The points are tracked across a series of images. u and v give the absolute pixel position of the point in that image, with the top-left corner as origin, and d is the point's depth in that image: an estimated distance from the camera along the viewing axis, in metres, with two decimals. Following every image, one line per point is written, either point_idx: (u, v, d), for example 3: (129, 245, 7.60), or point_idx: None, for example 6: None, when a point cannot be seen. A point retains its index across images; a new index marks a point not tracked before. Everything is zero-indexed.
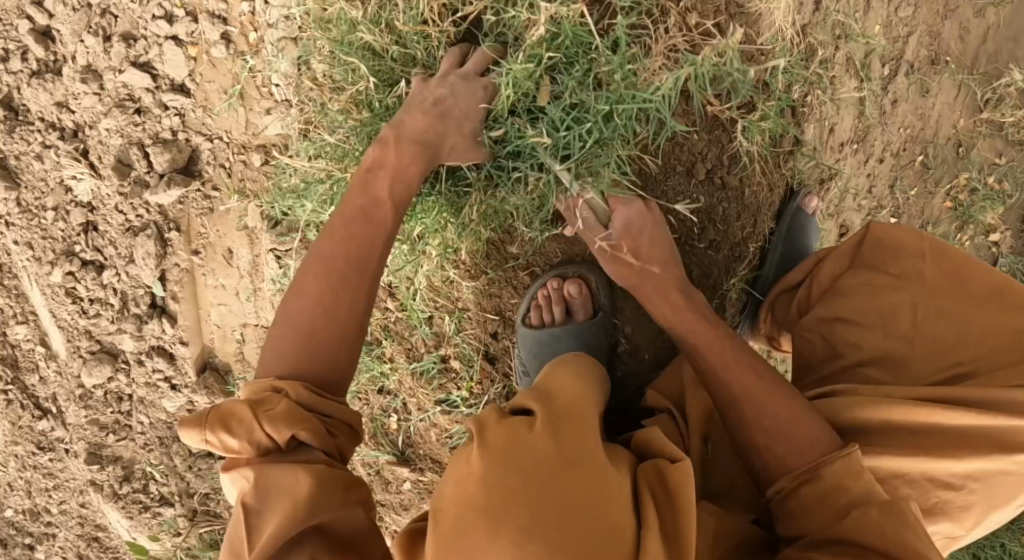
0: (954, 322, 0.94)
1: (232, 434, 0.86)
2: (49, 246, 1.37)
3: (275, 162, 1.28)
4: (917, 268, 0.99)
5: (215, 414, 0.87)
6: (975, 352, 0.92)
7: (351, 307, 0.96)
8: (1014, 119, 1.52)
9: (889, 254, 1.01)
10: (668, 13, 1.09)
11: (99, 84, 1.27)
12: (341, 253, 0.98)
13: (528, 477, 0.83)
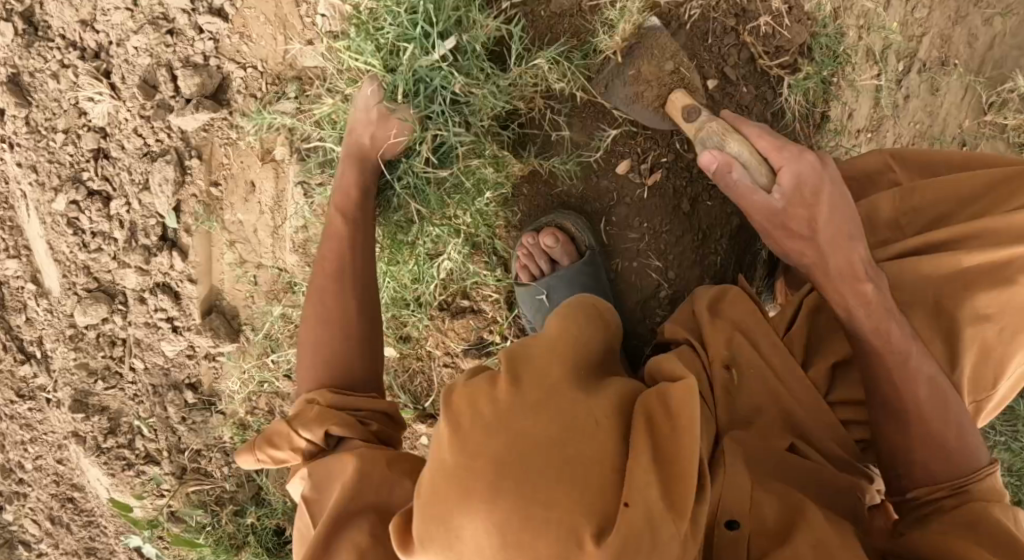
0: (931, 202, 0.97)
1: (276, 449, 0.99)
2: (55, 171, 1.30)
3: (310, 94, 1.25)
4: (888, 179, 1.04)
5: (261, 438, 1.01)
6: (966, 211, 0.96)
7: (355, 347, 1.07)
8: (1016, 122, 1.59)
9: (863, 180, 1.05)
10: None
11: (132, 0, 1.22)
12: (332, 301, 1.09)
13: (492, 433, 0.73)
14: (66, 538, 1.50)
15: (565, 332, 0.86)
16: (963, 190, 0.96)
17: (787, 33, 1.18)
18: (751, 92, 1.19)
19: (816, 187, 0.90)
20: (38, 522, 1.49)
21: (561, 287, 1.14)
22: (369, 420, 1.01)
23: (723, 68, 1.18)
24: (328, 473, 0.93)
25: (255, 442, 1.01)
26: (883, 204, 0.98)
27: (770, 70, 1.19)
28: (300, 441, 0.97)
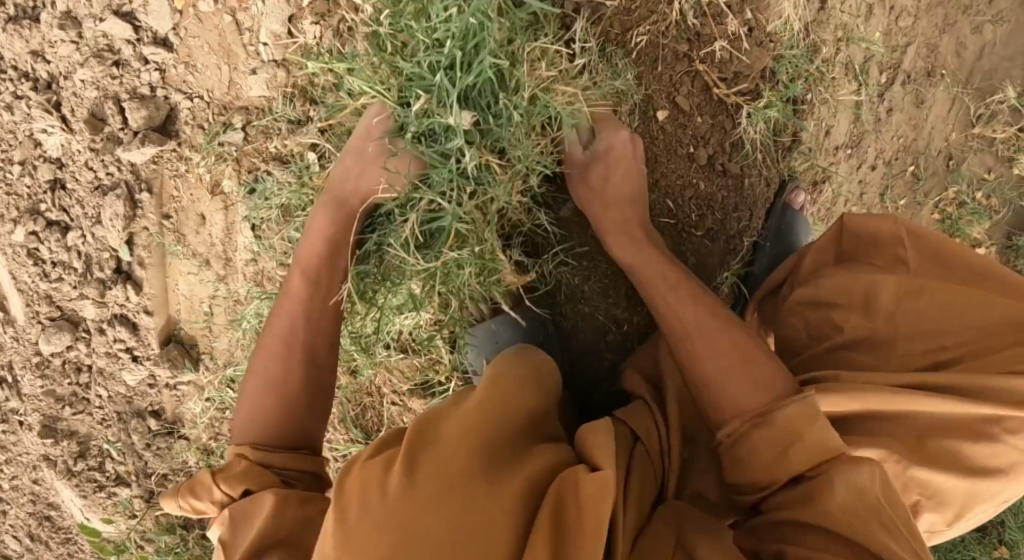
0: (933, 311, 0.91)
1: (198, 499, 0.90)
2: (13, 203, 1.30)
3: (258, 125, 1.23)
4: (896, 253, 0.96)
5: (185, 485, 0.91)
6: (962, 337, 0.91)
7: (285, 380, 0.99)
8: (1005, 135, 1.52)
9: (868, 246, 0.99)
10: None
11: (77, 32, 1.20)
12: (285, 329, 1.02)
13: (379, 514, 0.69)
14: (45, 552, 1.52)
15: (493, 400, 0.81)
16: (970, 321, 0.90)
17: (746, 59, 1.14)
18: (706, 122, 1.16)
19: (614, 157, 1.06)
20: (19, 538, 1.52)
21: (504, 329, 1.14)
22: (294, 479, 0.94)
23: (675, 98, 1.14)
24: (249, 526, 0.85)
25: (176, 489, 0.92)
26: (884, 288, 0.93)
27: (726, 97, 1.15)
28: (220, 493, 0.89)
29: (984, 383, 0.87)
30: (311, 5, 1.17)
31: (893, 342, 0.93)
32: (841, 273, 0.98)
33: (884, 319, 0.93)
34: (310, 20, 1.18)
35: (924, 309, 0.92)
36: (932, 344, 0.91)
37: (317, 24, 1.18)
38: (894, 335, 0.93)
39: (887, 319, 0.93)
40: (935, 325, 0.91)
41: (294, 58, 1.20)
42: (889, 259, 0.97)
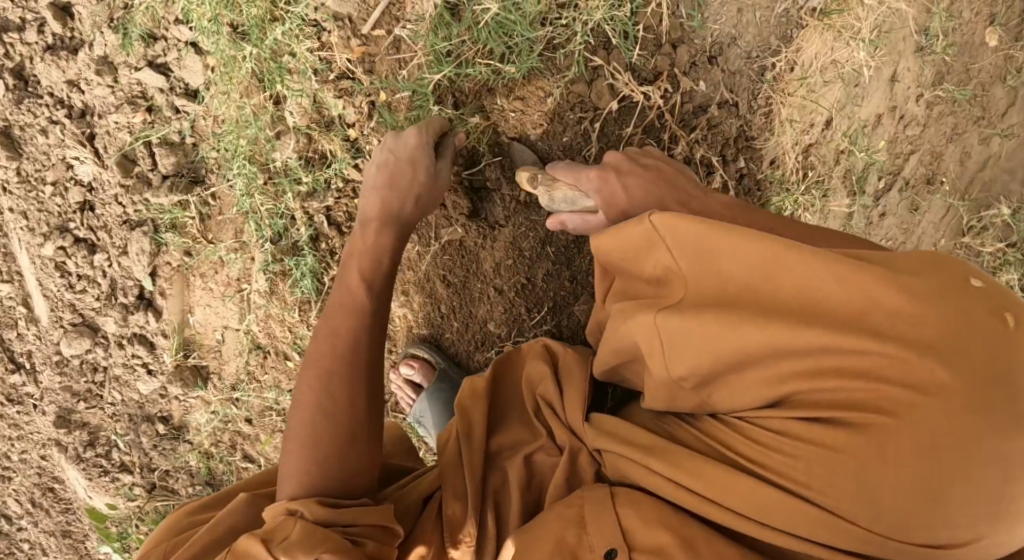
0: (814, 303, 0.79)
1: None
2: (44, 219, 1.39)
3: (278, 181, 1.30)
4: (801, 272, 0.79)
5: (228, 557, 0.90)
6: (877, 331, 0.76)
7: (360, 457, 1.00)
8: (992, 249, 1.64)
9: (772, 266, 0.80)
10: (676, 140, 1.21)
11: (113, 78, 1.29)
12: (368, 254, 1.10)
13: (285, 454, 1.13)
14: (44, 519, 1.56)
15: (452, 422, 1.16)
16: (846, 296, 0.78)
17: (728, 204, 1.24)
18: None
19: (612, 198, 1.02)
20: (19, 502, 1.55)
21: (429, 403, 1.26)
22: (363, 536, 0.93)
23: None
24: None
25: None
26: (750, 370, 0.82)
27: None
28: None
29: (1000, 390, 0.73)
30: (337, 81, 1.24)
31: (914, 338, 0.75)
32: (642, 318, 0.88)
33: (780, 284, 0.80)
34: (333, 94, 1.24)
35: (829, 287, 0.78)
36: (924, 265, 0.80)
37: (341, 99, 1.24)
38: (896, 328, 0.76)
39: (748, 297, 0.82)
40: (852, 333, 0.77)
41: (318, 126, 1.26)
42: (656, 269, 0.90)
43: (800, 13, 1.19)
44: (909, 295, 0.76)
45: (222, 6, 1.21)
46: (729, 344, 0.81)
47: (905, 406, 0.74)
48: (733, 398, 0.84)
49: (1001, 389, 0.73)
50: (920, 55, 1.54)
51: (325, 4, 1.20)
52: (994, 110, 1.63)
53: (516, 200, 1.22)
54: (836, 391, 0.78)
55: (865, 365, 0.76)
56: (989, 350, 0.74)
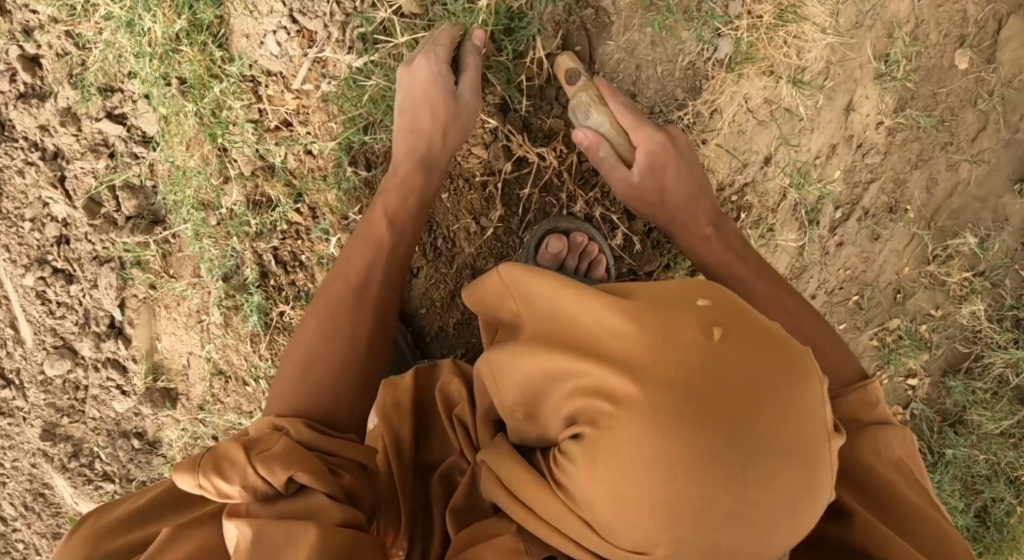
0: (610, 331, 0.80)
1: (226, 479, 0.90)
2: (24, 251, 1.49)
3: (230, 221, 1.38)
4: (605, 308, 0.80)
5: (209, 460, 0.91)
6: (646, 355, 0.77)
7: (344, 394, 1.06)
8: (958, 278, 1.60)
9: (592, 301, 0.82)
10: (575, 200, 1.29)
11: (76, 127, 1.41)
12: (393, 197, 1.18)
13: None
14: (36, 522, 1.69)
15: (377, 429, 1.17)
16: (621, 320, 0.79)
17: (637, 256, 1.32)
18: None
19: (664, 163, 1.16)
20: (14, 505, 1.68)
21: None
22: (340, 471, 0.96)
23: None
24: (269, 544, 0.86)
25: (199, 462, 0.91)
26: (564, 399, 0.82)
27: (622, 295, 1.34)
28: (256, 476, 0.89)
29: (761, 387, 0.74)
30: (275, 129, 1.32)
31: (651, 364, 0.76)
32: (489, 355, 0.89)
33: (574, 326, 0.82)
34: (274, 141, 1.32)
35: (613, 311, 0.80)
36: (667, 291, 0.82)
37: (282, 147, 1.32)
38: (624, 354, 0.77)
39: (557, 335, 0.83)
40: (638, 355, 0.77)
41: (261, 172, 1.35)
42: (508, 317, 0.91)
43: (706, 65, 1.24)
44: (634, 319, 0.79)
45: (165, 66, 1.30)
46: (546, 378, 0.82)
47: (652, 428, 0.74)
48: (555, 424, 0.84)
49: (732, 405, 0.73)
50: (881, 82, 1.47)
51: (259, 61, 1.28)
52: (963, 135, 1.56)
53: (425, 254, 1.31)
54: (603, 417, 0.78)
55: (613, 388, 0.77)
56: (711, 368, 0.74)
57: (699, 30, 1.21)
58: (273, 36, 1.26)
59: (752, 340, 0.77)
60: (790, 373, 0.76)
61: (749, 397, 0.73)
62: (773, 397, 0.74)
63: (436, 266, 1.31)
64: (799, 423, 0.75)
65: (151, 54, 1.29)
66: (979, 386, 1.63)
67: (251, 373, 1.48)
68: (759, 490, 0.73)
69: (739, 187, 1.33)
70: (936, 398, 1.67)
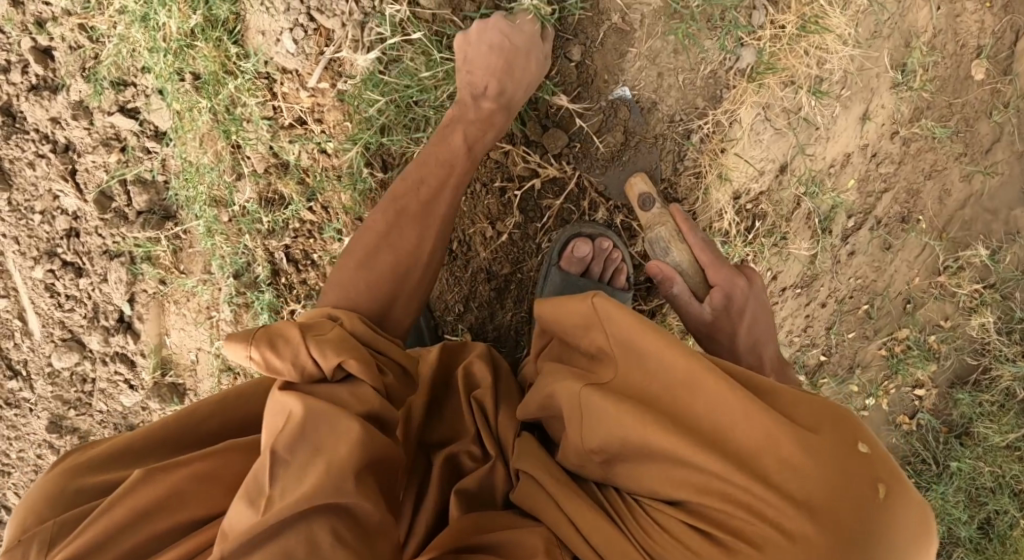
0: (713, 411, 0.87)
1: (276, 353, 0.92)
2: (33, 244, 1.48)
3: (242, 217, 1.38)
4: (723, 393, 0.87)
5: (261, 333, 0.94)
6: (749, 439, 0.85)
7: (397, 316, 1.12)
8: (968, 290, 1.60)
9: (697, 383, 0.88)
10: (596, 208, 1.30)
11: (88, 121, 1.40)
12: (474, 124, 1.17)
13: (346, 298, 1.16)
14: None
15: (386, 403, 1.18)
16: (735, 407, 0.86)
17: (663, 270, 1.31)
18: None
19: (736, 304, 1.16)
20: (17, 495, 1.64)
21: None
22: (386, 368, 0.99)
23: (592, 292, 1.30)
24: (312, 427, 0.87)
25: (253, 335, 0.93)
26: (647, 452, 0.89)
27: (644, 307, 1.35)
28: (308, 357, 0.92)
29: (854, 478, 0.84)
30: (290, 127, 1.31)
31: (794, 493, 0.84)
32: (569, 385, 0.94)
33: (691, 413, 0.88)
34: (288, 139, 1.32)
35: (717, 395, 0.87)
36: (806, 415, 0.88)
37: (297, 146, 1.32)
38: (786, 483, 0.84)
39: (673, 414, 0.89)
40: (745, 438, 0.85)
41: (275, 171, 1.35)
42: (595, 347, 0.95)
43: (728, 75, 1.24)
44: (799, 445, 0.84)
45: (179, 61, 1.30)
46: (646, 446, 0.88)
47: (773, 545, 0.83)
48: (639, 484, 0.91)
49: (858, 550, 0.82)
50: (896, 91, 1.47)
51: (274, 58, 1.27)
52: (977, 146, 1.56)
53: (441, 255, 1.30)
54: (720, 516, 0.85)
55: (740, 499, 0.84)
56: (860, 515, 0.82)
57: (722, 38, 1.21)
58: (289, 33, 1.24)
59: (909, 499, 0.84)
60: (917, 528, 0.84)
61: (870, 539, 0.82)
62: (889, 548, 0.82)
63: (453, 268, 1.31)
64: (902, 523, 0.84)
65: (165, 49, 1.29)
66: (986, 398, 1.63)
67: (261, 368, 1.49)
68: None
69: (754, 195, 1.33)
70: (942, 409, 1.67)
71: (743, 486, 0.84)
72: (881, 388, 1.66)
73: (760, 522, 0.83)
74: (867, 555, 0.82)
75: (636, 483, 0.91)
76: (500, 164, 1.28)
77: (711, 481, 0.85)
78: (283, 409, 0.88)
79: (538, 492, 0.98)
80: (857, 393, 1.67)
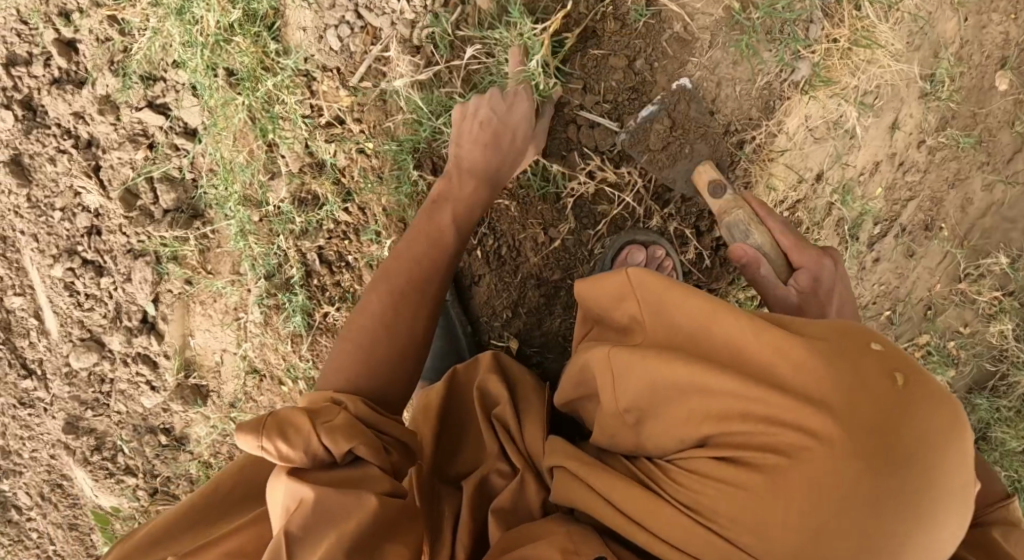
0: (724, 334, 0.86)
1: (288, 442, 0.90)
2: (53, 242, 1.45)
3: (275, 218, 1.37)
4: (732, 317, 0.86)
5: (272, 422, 0.91)
6: (763, 356, 0.84)
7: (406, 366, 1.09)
8: (988, 297, 1.62)
9: (706, 310, 0.87)
10: (651, 215, 1.28)
11: (115, 116, 1.37)
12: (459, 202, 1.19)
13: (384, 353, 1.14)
14: (52, 513, 1.62)
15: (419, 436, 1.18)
16: (746, 329, 0.85)
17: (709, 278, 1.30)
18: None
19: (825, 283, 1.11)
20: (30, 495, 1.61)
21: None
22: (392, 449, 0.98)
23: None
24: (329, 516, 0.85)
25: (263, 423, 0.90)
26: (668, 393, 0.87)
27: None
28: (317, 441, 0.91)
29: (876, 374, 0.80)
30: (327, 127, 1.31)
31: (808, 396, 0.81)
32: (595, 349, 0.94)
33: (705, 341, 0.87)
34: (323, 138, 1.31)
35: (730, 321, 0.86)
36: (816, 327, 0.86)
37: (330, 145, 1.31)
38: (802, 386, 0.81)
39: (687, 344, 0.88)
40: (762, 356, 0.84)
41: (311, 173, 1.34)
42: (623, 317, 0.94)
43: (783, 86, 1.24)
44: (804, 344, 0.83)
45: (213, 56, 1.29)
46: (666, 384, 0.86)
47: (799, 450, 0.80)
48: (666, 435, 0.88)
49: (888, 444, 0.77)
50: (925, 100, 1.48)
51: (315, 56, 1.27)
52: (1001, 156, 1.57)
53: (489, 262, 1.30)
54: (743, 437, 0.83)
55: (759, 413, 0.82)
56: (883, 406, 0.78)
57: (781, 51, 1.21)
58: (334, 30, 1.25)
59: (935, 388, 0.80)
60: (948, 419, 0.78)
61: (897, 430, 0.77)
62: (931, 440, 0.77)
63: (500, 275, 1.30)
64: (942, 410, 0.78)
65: (200, 43, 1.28)
66: (1005, 404, 1.65)
67: (289, 370, 1.47)
68: (888, 474, 0.76)
69: (791, 204, 1.34)
70: (961, 415, 1.70)
71: (762, 402, 0.82)
72: None
73: (786, 434, 0.80)
74: (910, 448, 0.76)
75: (667, 432, 0.88)
76: (549, 173, 1.27)
77: (736, 405, 0.83)
78: (299, 493, 0.87)
79: (579, 488, 0.94)
80: None
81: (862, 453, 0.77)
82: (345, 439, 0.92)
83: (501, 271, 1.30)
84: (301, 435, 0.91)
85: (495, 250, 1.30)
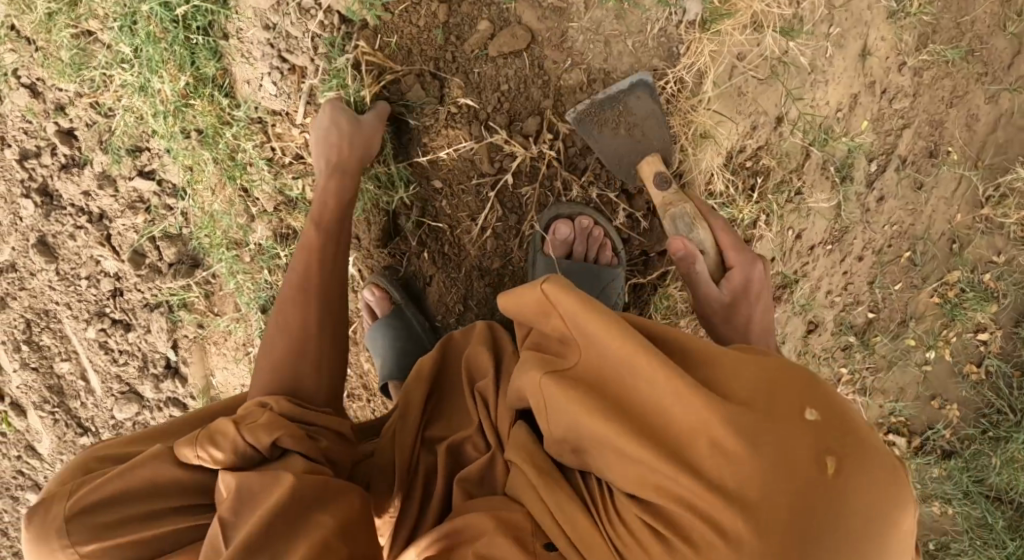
0: (650, 386, 0.85)
1: (217, 446, 0.99)
2: (84, 307, 1.59)
3: (262, 252, 1.47)
4: (658, 369, 0.84)
5: (204, 432, 1.01)
6: (688, 417, 0.82)
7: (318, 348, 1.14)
8: (1015, 219, 1.48)
9: (629, 355, 0.86)
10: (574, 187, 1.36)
11: (114, 188, 1.51)
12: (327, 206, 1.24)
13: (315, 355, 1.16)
14: None
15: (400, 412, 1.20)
16: (670, 383, 0.83)
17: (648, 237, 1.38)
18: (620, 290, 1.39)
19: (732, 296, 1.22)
20: None
21: None
22: (318, 435, 1.05)
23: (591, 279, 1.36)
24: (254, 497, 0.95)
25: (197, 435, 1.01)
26: (598, 415, 0.86)
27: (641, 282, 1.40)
28: (242, 437, 0.99)
29: (798, 453, 0.80)
30: (291, 164, 1.40)
31: (729, 468, 0.80)
32: (531, 370, 0.94)
33: (634, 387, 0.86)
34: (293, 176, 1.41)
35: (656, 365, 0.84)
36: (750, 383, 0.84)
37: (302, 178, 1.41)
38: (725, 457, 0.80)
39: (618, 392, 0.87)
40: (687, 419, 0.83)
41: (285, 209, 1.44)
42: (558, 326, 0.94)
43: (679, 29, 1.29)
44: (736, 418, 0.81)
45: (180, 121, 1.39)
46: (594, 423, 0.86)
47: (706, 519, 0.81)
48: (604, 458, 0.88)
49: (800, 523, 0.78)
50: (894, 20, 1.37)
51: (262, 102, 1.36)
52: (998, 63, 1.44)
53: (435, 261, 1.40)
54: (660, 493, 0.84)
55: (676, 479, 0.82)
56: (795, 490, 0.79)
57: None
58: (268, 77, 1.33)
59: (865, 463, 0.80)
60: (877, 490, 0.80)
61: (812, 515, 0.78)
62: (843, 523, 0.78)
63: (447, 270, 1.40)
64: (863, 495, 0.79)
65: (165, 111, 1.38)
66: None
67: None
68: (797, 555, 0.78)
69: (751, 152, 1.37)
70: (1012, 351, 1.55)
71: (682, 466, 0.82)
72: (941, 338, 1.55)
73: (699, 502, 0.81)
74: (826, 533, 0.78)
75: (597, 439, 0.87)
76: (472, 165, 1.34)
77: (654, 463, 0.83)
78: (227, 479, 0.97)
79: (525, 484, 0.96)
80: (915, 346, 1.57)
81: (767, 527, 0.79)
82: (271, 432, 1.00)
83: (448, 265, 1.40)
84: (227, 435, 1.00)
85: (445, 245, 1.39)
